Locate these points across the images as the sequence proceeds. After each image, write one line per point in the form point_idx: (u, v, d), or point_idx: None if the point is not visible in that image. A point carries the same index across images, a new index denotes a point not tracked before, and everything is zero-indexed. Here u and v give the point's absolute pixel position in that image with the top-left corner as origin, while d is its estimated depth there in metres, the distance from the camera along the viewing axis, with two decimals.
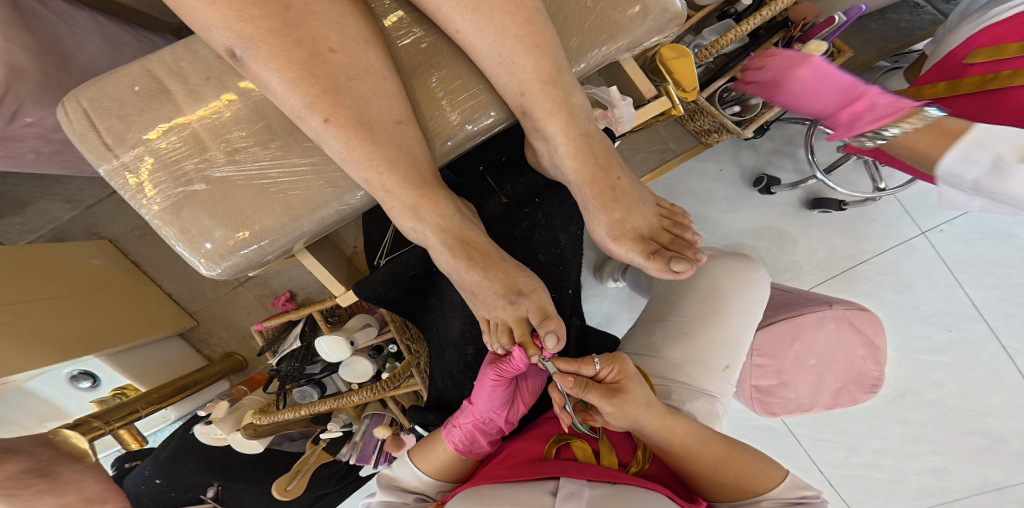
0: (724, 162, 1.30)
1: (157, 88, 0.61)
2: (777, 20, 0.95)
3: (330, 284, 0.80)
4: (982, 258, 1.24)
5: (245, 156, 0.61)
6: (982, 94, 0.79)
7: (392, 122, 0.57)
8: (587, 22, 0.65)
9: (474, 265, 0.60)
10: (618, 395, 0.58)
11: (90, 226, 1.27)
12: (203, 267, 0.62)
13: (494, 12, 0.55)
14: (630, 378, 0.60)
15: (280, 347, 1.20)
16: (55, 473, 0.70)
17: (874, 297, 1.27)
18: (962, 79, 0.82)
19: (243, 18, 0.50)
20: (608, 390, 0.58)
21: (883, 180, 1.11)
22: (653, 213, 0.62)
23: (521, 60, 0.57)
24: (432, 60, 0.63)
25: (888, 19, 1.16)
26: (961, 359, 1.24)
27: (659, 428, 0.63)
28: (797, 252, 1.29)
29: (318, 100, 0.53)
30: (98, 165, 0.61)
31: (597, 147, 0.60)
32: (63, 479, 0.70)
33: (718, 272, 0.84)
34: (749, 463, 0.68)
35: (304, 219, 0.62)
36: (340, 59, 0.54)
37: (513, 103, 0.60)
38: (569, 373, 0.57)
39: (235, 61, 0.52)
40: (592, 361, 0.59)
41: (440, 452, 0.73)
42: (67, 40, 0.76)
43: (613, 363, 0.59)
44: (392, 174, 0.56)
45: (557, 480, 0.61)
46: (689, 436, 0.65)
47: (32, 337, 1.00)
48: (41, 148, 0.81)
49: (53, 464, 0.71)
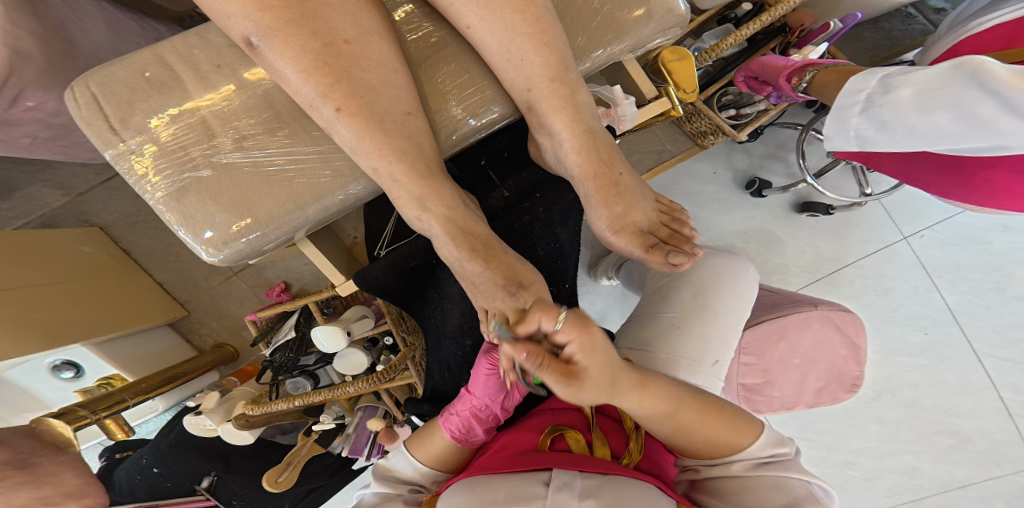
0: (718, 164, 1.32)
1: (167, 75, 0.61)
2: (776, 25, 0.99)
3: (330, 273, 0.80)
4: (959, 264, 1.27)
5: (253, 143, 0.61)
6: None
7: (401, 113, 0.57)
8: (595, 22, 0.66)
9: (477, 257, 0.61)
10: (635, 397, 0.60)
11: (82, 213, 1.26)
12: (206, 254, 0.63)
13: (505, 9, 0.56)
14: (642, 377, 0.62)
15: (274, 337, 1.19)
16: (36, 464, 0.65)
17: (857, 299, 1.30)
18: None
19: (261, 7, 0.51)
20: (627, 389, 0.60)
21: (870, 185, 1.14)
22: (652, 209, 0.64)
23: (530, 57, 0.58)
24: (439, 54, 0.64)
25: (882, 29, 1.20)
26: (935, 360, 1.28)
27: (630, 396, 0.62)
28: (785, 254, 1.32)
29: (331, 90, 0.54)
30: (104, 150, 0.61)
31: (601, 143, 0.62)
32: (42, 471, 0.64)
33: (706, 270, 0.86)
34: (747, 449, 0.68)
35: (310, 207, 0.63)
36: (354, 50, 0.55)
37: (519, 98, 0.61)
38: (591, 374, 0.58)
39: (251, 50, 0.53)
40: (555, 319, 0.54)
41: (438, 439, 0.74)
42: (71, 25, 0.75)
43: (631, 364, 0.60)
44: (401, 164, 0.57)
45: (549, 470, 0.63)
46: (653, 408, 0.63)
47: (18, 324, 0.99)
48: (39, 133, 0.81)
49: (34, 456, 0.66)
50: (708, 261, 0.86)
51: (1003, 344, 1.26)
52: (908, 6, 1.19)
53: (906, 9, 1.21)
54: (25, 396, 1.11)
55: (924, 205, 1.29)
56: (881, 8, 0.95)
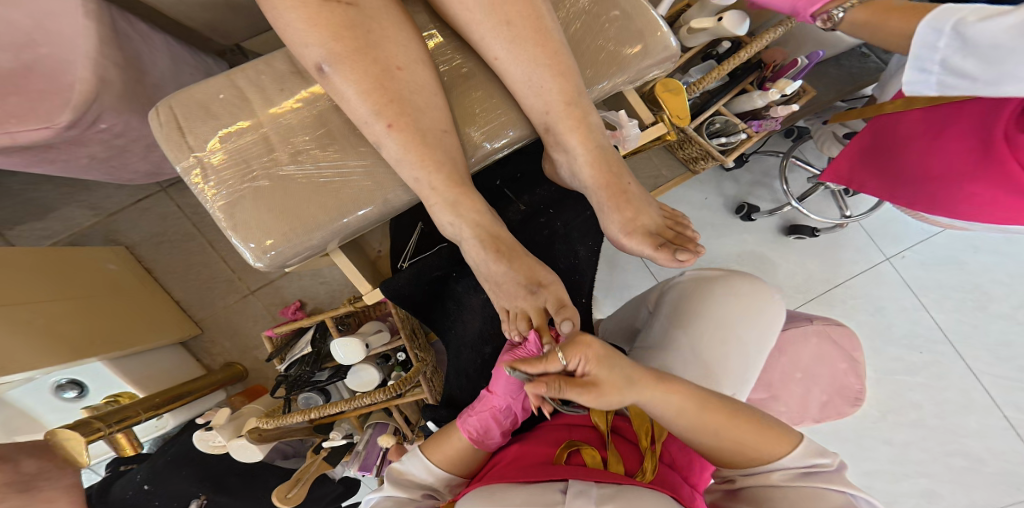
0: (709, 191, 1.42)
1: (237, 96, 0.70)
2: (752, 61, 1.06)
3: (357, 281, 0.86)
4: (941, 284, 1.37)
5: (306, 157, 0.70)
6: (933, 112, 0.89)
7: (440, 131, 0.66)
8: (600, 57, 0.77)
9: (501, 257, 0.68)
10: (593, 390, 0.59)
11: (111, 231, 1.33)
12: (250, 257, 0.69)
13: (529, 44, 0.66)
14: (602, 368, 0.60)
15: (289, 353, 1.23)
16: (35, 489, 0.81)
17: (851, 318, 1.37)
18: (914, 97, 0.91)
19: (334, 38, 0.60)
20: (580, 386, 0.59)
21: (849, 208, 1.25)
22: (658, 215, 0.72)
23: (549, 84, 0.67)
24: (470, 83, 0.74)
25: (842, 67, 1.31)
26: (933, 378, 1.34)
27: (660, 406, 0.65)
28: (779, 276, 1.40)
29: (384, 109, 0.63)
30: (177, 161, 0.68)
31: (610, 158, 0.71)
32: (38, 497, 0.81)
33: (730, 301, 0.84)
34: (759, 437, 0.67)
35: (349, 216, 0.70)
36: (404, 76, 0.64)
37: (539, 120, 0.71)
38: (540, 379, 0.59)
39: (320, 75, 0.62)
40: (557, 357, 0.60)
41: (455, 440, 0.79)
42: (145, 57, 0.84)
43: (580, 354, 0.59)
44: (439, 174, 0.65)
45: (564, 480, 0.68)
46: (683, 416, 0.65)
47: (49, 335, 1.03)
48: (99, 152, 0.88)
49: (36, 479, 0.82)
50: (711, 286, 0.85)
51: (996, 362, 1.34)
52: (861, 47, 1.33)
53: (861, 50, 1.34)
54: (22, 416, 1.09)
55: (902, 228, 1.40)
56: (841, 48, 1.11)
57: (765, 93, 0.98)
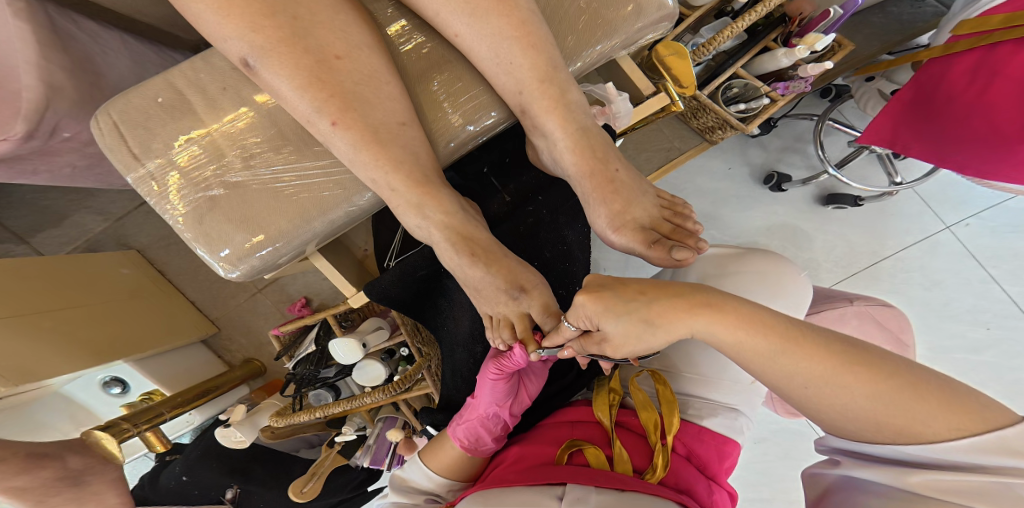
0: (732, 160, 1.29)
1: (179, 99, 0.65)
2: (774, 16, 0.92)
3: (341, 284, 0.82)
4: (1017, 252, 1.21)
5: (259, 161, 0.64)
6: (982, 63, 0.77)
7: (397, 124, 0.59)
8: (581, 22, 0.67)
9: (478, 261, 0.62)
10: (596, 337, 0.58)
11: (120, 236, 1.33)
12: (222, 270, 0.65)
13: (490, 15, 0.58)
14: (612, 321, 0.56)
15: (296, 351, 1.20)
16: (84, 483, 0.81)
17: (901, 293, 1.23)
18: (954, 46, 0.80)
19: (254, 28, 0.54)
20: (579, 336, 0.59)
21: (899, 173, 1.10)
22: (653, 204, 0.63)
23: (519, 60, 0.59)
24: (434, 65, 0.66)
25: (889, 12, 1.17)
26: (1003, 357, 1.19)
27: (719, 329, 0.52)
28: (814, 249, 1.27)
29: (327, 104, 0.56)
30: (127, 174, 0.65)
31: (596, 140, 0.62)
32: (88, 489, 0.81)
33: (757, 281, 0.73)
34: (896, 399, 0.47)
35: (315, 221, 0.65)
36: (345, 65, 0.57)
37: (512, 102, 0.63)
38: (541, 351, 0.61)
39: (248, 70, 0.56)
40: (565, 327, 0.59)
41: (449, 449, 0.74)
42: (97, 59, 0.81)
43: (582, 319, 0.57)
44: (398, 173, 0.59)
45: (565, 485, 0.62)
46: (758, 348, 0.50)
47: (69, 341, 1.04)
48: (77, 162, 0.87)
49: (85, 473, 0.82)
50: (733, 268, 0.75)
51: None
52: None
53: None
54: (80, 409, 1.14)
55: (965, 191, 1.24)
56: None
57: (792, 49, 0.85)
